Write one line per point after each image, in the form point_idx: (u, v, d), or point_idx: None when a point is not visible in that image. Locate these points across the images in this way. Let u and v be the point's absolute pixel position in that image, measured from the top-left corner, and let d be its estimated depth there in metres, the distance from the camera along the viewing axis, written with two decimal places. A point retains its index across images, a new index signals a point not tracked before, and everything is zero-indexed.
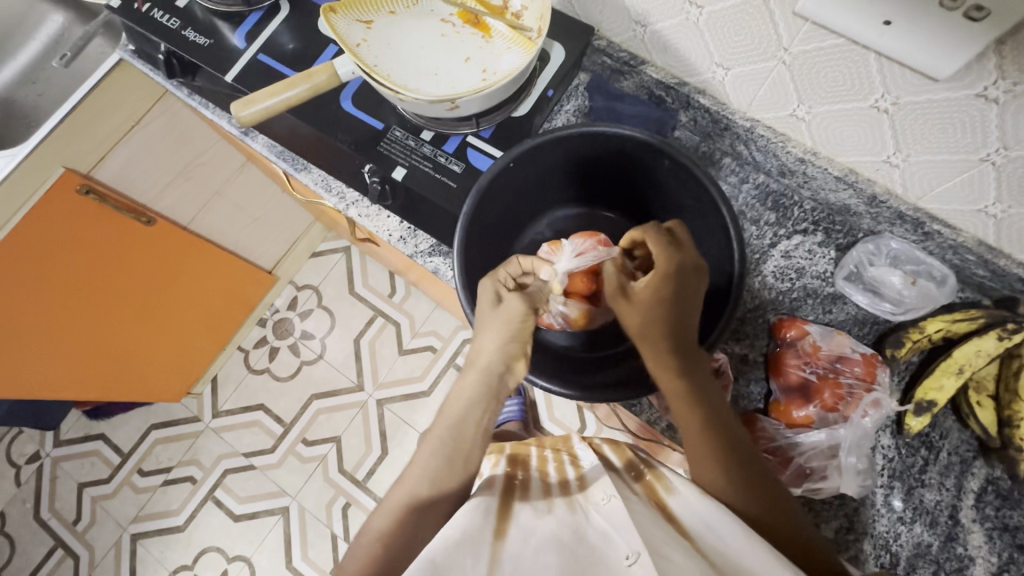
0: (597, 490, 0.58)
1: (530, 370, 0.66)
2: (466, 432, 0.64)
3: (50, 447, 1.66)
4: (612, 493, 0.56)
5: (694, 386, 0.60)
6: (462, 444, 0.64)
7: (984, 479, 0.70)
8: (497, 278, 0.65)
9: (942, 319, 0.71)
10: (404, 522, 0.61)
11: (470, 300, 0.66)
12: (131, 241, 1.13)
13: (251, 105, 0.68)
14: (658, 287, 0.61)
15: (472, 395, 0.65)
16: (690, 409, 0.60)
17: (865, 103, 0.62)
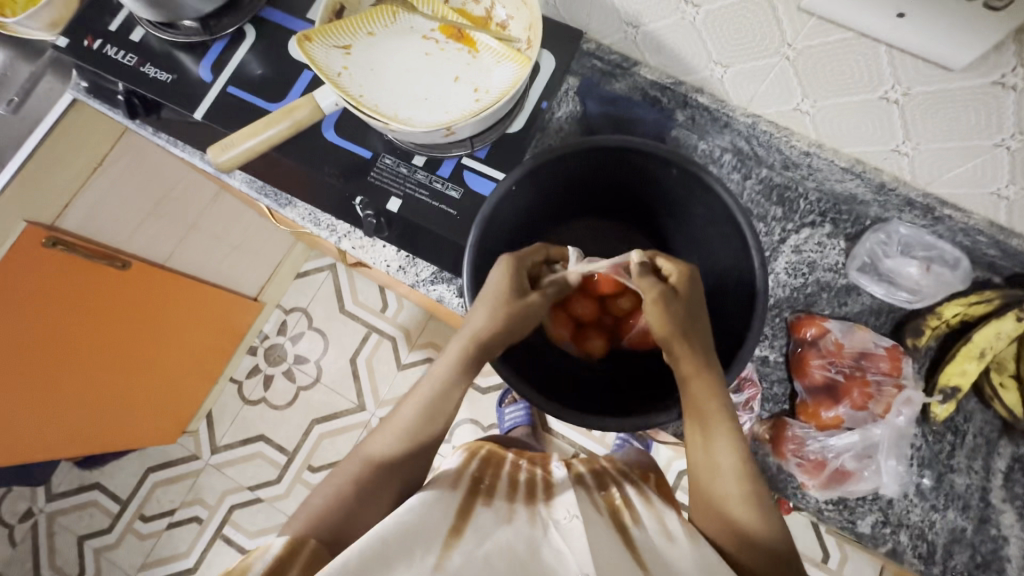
0: (561, 509, 0.60)
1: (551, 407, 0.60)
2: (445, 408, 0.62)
3: (43, 502, 1.59)
4: (574, 513, 0.58)
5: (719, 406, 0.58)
6: (450, 411, 0.62)
7: (1011, 458, 0.70)
8: (522, 260, 0.64)
9: (959, 303, 0.71)
10: (361, 485, 0.57)
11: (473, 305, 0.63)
12: (107, 287, 1.07)
13: (230, 149, 0.63)
14: (684, 318, 0.60)
15: (456, 371, 0.62)
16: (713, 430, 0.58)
17: (873, 95, 0.61)
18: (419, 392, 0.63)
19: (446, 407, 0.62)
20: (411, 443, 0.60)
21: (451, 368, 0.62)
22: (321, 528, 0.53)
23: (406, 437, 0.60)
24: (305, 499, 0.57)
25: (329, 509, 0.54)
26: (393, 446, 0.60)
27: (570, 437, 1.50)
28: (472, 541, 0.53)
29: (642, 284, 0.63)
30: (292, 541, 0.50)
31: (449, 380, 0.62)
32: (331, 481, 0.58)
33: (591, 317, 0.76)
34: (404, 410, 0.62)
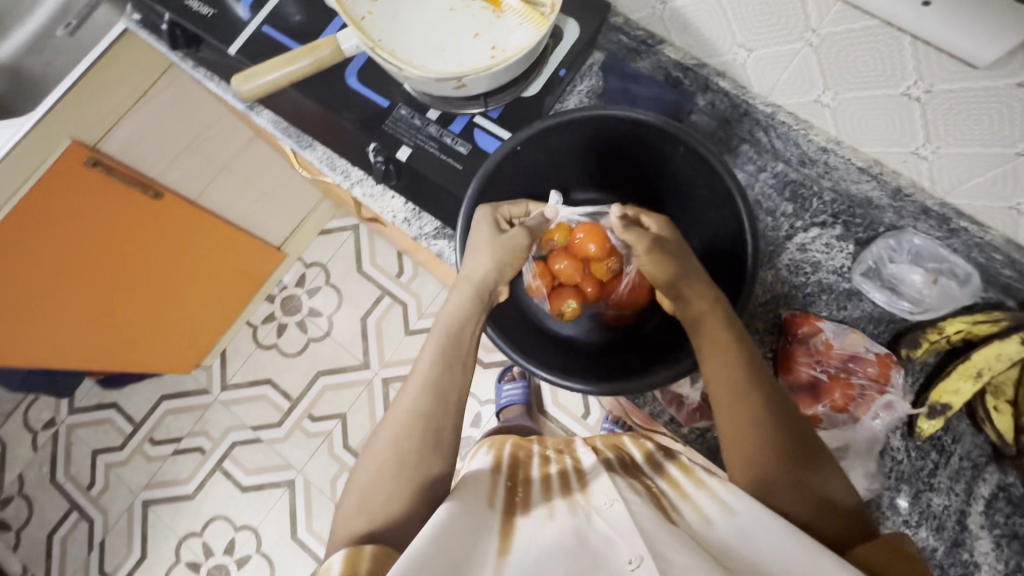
0: (600, 494, 0.57)
1: (532, 360, 0.63)
2: (454, 387, 0.61)
3: (65, 414, 1.69)
4: (614, 498, 0.55)
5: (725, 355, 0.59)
6: (466, 356, 0.63)
7: (996, 485, 0.68)
8: (497, 211, 0.67)
9: (963, 321, 0.68)
10: (391, 477, 0.57)
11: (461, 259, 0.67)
12: (139, 211, 1.11)
13: (252, 80, 0.67)
14: (683, 267, 0.63)
15: (453, 339, 0.63)
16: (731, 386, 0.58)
17: (896, 91, 0.59)
18: (434, 339, 0.64)
19: (463, 355, 0.63)
20: (431, 396, 0.61)
21: (455, 315, 0.64)
22: (372, 505, 0.56)
23: (426, 389, 0.61)
24: (350, 476, 0.60)
25: (376, 486, 0.57)
26: (412, 401, 0.60)
27: (564, 423, 1.51)
28: (523, 545, 0.52)
29: (630, 235, 0.64)
30: (350, 552, 0.50)
31: (458, 322, 0.64)
32: (369, 453, 0.60)
33: (568, 278, 0.76)
34: (422, 363, 0.62)
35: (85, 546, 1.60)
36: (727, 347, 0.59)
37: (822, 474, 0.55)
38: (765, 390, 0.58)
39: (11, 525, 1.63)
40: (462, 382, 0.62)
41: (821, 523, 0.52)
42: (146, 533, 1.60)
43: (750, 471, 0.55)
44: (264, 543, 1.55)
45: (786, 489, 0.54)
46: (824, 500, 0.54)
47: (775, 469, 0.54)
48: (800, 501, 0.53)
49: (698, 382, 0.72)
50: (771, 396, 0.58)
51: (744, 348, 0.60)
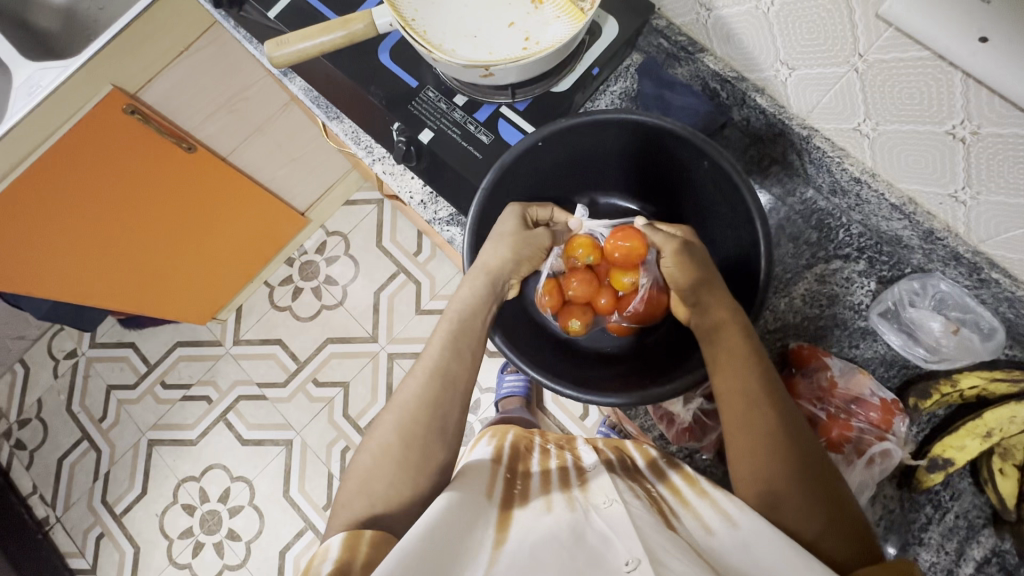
0: (600, 492, 0.58)
1: (524, 358, 0.62)
2: (461, 375, 0.62)
3: (86, 347, 1.76)
4: (614, 498, 0.56)
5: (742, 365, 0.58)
6: (476, 344, 0.63)
7: (989, 549, 0.65)
8: (525, 210, 0.68)
9: (979, 376, 0.66)
10: (390, 459, 0.58)
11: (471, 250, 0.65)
12: (170, 162, 1.14)
13: (285, 47, 0.67)
14: (704, 276, 0.62)
15: (469, 323, 0.63)
16: (745, 398, 0.57)
17: (939, 128, 0.56)
18: (445, 323, 0.64)
19: (476, 344, 0.63)
20: (438, 380, 0.61)
21: (466, 301, 0.63)
22: (374, 488, 0.57)
23: (434, 373, 0.61)
24: (354, 456, 0.60)
25: (380, 466, 0.57)
26: (419, 385, 0.61)
27: (562, 422, 1.51)
28: (516, 541, 0.52)
29: (659, 237, 0.64)
30: (349, 535, 0.51)
31: (468, 310, 0.63)
32: (375, 434, 0.60)
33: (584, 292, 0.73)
34: (431, 348, 0.63)
35: (91, 475, 1.67)
36: (744, 357, 0.58)
37: (833, 493, 0.54)
38: (779, 405, 0.57)
39: (25, 445, 1.71)
40: (469, 370, 0.63)
41: (828, 544, 0.51)
42: (148, 471, 1.66)
43: (757, 486, 0.55)
44: (257, 497, 1.59)
45: (793, 506, 0.53)
46: (833, 520, 0.53)
47: (783, 486, 0.54)
48: (809, 519, 0.52)
49: (691, 403, 0.70)
50: (785, 412, 0.57)
51: (758, 360, 0.59)
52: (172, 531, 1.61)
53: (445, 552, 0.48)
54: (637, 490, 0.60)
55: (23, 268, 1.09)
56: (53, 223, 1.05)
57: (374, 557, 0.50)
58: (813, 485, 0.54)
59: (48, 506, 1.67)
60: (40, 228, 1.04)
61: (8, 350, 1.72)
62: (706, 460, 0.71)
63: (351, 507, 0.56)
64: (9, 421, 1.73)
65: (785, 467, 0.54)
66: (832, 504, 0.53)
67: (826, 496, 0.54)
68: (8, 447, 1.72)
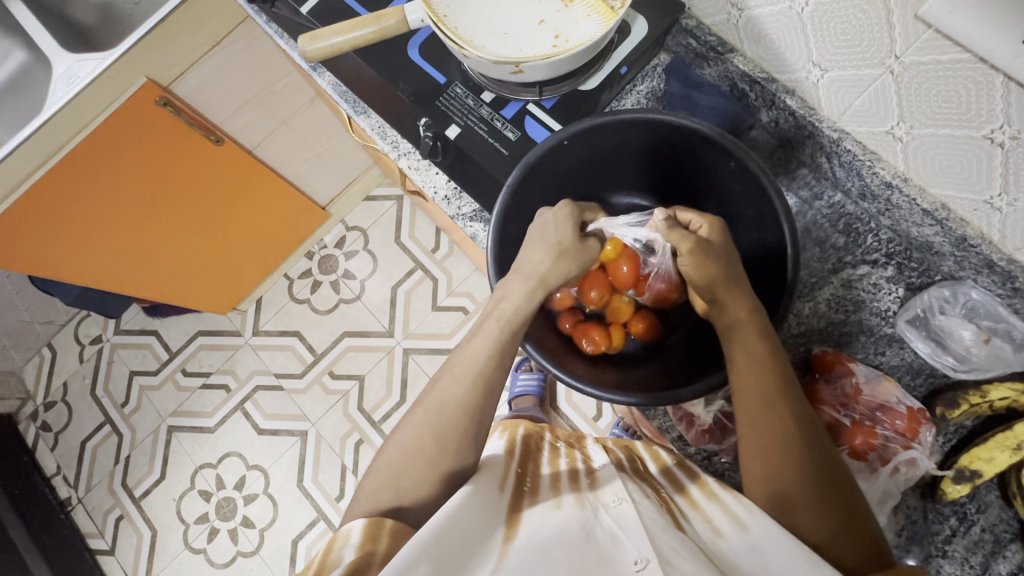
0: (609, 492, 0.58)
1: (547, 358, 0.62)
2: (493, 379, 0.62)
3: (111, 333, 1.81)
4: (623, 498, 0.56)
5: (761, 367, 0.57)
6: (509, 346, 0.63)
7: (1016, 565, 0.64)
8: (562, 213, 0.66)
9: (1011, 388, 0.64)
10: (407, 451, 0.58)
11: (496, 259, 0.65)
12: (198, 154, 1.16)
13: (319, 41, 0.68)
14: (723, 272, 0.59)
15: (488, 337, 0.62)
16: (761, 399, 0.56)
17: (977, 132, 0.56)
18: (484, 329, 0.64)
19: (510, 346, 0.63)
20: (476, 383, 0.61)
21: (504, 306, 0.63)
22: (391, 481, 0.57)
23: (473, 380, 0.61)
24: (379, 451, 0.61)
25: (400, 457, 0.58)
26: (460, 391, 0.61)
27: (575, 422, 1.50)
28: (524, 539, 0.52)
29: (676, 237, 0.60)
30: (371, 522, 0.52)
31: (507, 311, 0.63)
32: (408, 426, 0.61)
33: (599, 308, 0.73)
34: (472, 349, 0.63)
35: (113, 459, 1.72)
36: (763, 359, 0.57)
37: (844, 498, 0.55)
38: (794, 408, 0.57)
39: (50, 427, 1.76)
40: (504, 375, 0.63)
41: (837, 545, 0.52)
42: (167, 456, 1.70)
43: (768, 487, 0.55)
44: (271, 487, 1.62)
45: (805, 508, 0.53)
46: (844, 524, 0.53)
47: (796, 489, 0.54)
48: (819, 521, 0.53)
49: (713, 405, 0.70)
50: (801, 416, 0.57)
51: (777, 362, 0.58)
52: (188, 516, 1.64)
53: (458, 545, 0.48)
54: (647, 491, 0.60)
55: (52, 255, 1.12)
56: (81, 212, 1.08)
57: (394, 548, 0.51)
58: (825, 489, 0.54)
59: (71, 487, 1.71)
60: (70, 217, 1.07)
61: (37, 334, 1.77)
62: (724, 463, 0.70)
63: (370, 495, 0.57)
64: (35, 404, 1.78)
65: (798, 469, 0.54)
66: (843, 508, 0.54)
67: (837, 498, 0.54)
68: (34, 428, 1.77)
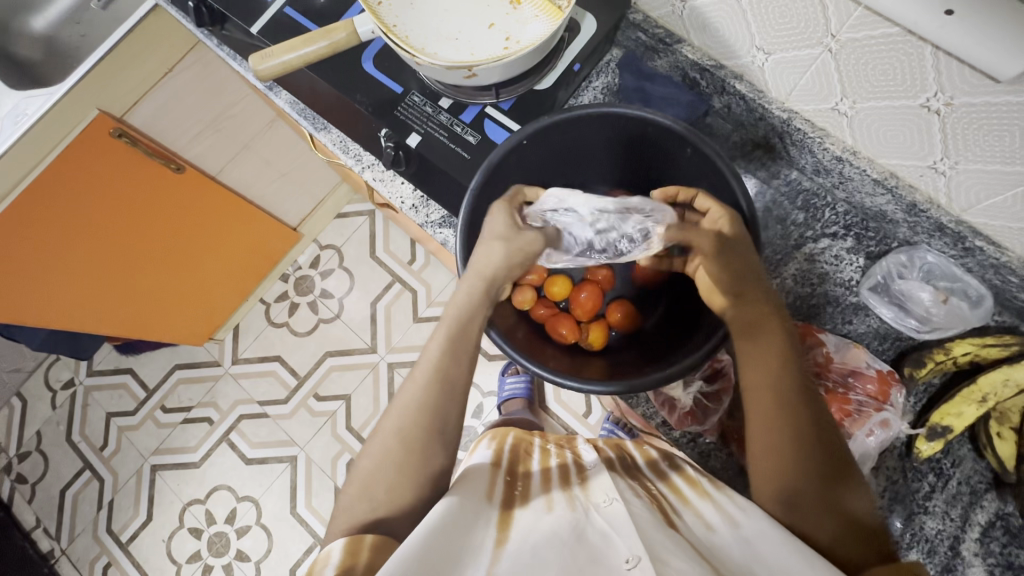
0: (599, 492, 0.59)
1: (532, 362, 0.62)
2: (457, 378, 0.61)
3: (84, 376, 1.75)
4: (613, 496, 0.57)
5: (772, 362, 0.59)
6: (473, 346, 0.63)
7: (993, 514, 0.67)
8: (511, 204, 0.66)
9: (971, 342, 0.67)
10: (388, 466, 0.58)
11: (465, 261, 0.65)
12: (159, 184, 1.14)
13: (269, 60, 0.67)
14: (742, 269, 0.61)
15: (444, 344, 0.62)
16: (772, 395, 0.58)
17: (913, 102, 0.58)
18: (441, 328, 0.63)
19: (471, 341, 0.62)
20: (439, 384, 0.60)
21: (468, 303, 0.62)
22: (375, 496, 0.57)
23: (433, 377, 0.61)
24: (353, 464, 0.60)
25: (385, 473, 0.58)
26: (421, 392, 0.60)
27: (566, 421, 1.51)
28: (516, 542, 0.53)
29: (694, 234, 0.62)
30: (350, 540, 0.52)
31: (468, 311, 0.62)
32: (376, 441, 0.60)
33: (582, 309, 0.75)
34: (429, 353, 0.62)
35: (95, 505, 1.66)
36: (775, 358, 0.59)
37: (849, 496, 0.55)
38: (808, 409, 0.58)
39: (26, 478, 1.69)
40: (466, 370, 0.62)
41: (841, 544, 0.52)
42: (152, 496, 1.65)
43: (776, 486, 0.56)
44: (264, 517, 1.58)
45: (810, 506, 0.54)
46: (848, 524, 0.53)
47: (802, 489, 0.54)
48: (823, 521, 0.53)
49: (691, 387, 0.70)
50: (813, 418, 0.57)
51: (790, 359, 0.59)
52: (180, 555, 1.60)
53: (445, 554, 0.48)
54: (636, 490, 0.60)
55: (13, 300, 1.08)
56: (41, 254, 1.05)
57: (376, 561, 0.50)
58: (833, 487, 0.55)
59: (53, 538, 1.65)
60: (25, 261, 1.04)
61: (5, 383, 1.70)
62: (708, 443, 0.71)
63: (354, 514, 0.56)
64: (8, 456, 1.72)
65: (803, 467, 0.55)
66: (847, 506, 0.54)
67: (845, 498, 0.55)
68: (9, 481, 1.70)
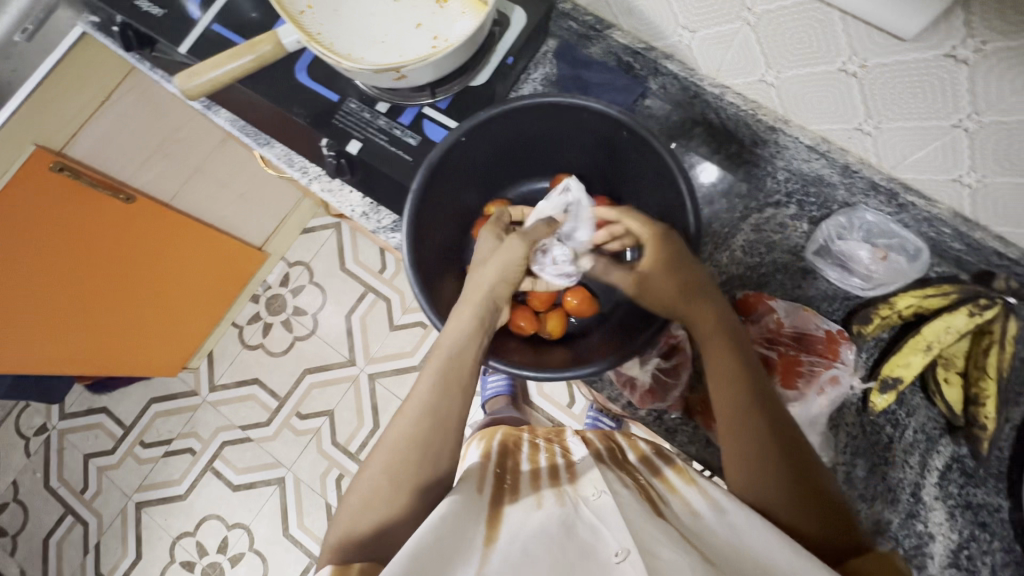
0: (588, 485, 0.59)
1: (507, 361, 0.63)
2: (451, 415, 0.60)
3: (56, 419, 1.70)
4: (602, 489, 0.57)
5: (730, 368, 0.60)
6: (466, 378, 0.62)
7: (949, 457, 0.69)
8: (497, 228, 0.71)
9: (914, 295, 0.68)
10: (384, 492, 0.57)
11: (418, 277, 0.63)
12: (110, 217, 1.11)
13: (196, 78, 0.66)
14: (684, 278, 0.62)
15: (436, 378, 0.61)
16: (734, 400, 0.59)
17: (832, 66, 0.59)
18: (433, 363, 0.62)
19: (461, 375, 0.62)
20: (430, 419, 0.60)
21: (461, 338, 0.62)
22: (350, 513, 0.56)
23: (426, 412, 0.60)
24: (342, 498, 0.60)
25: (376, 493, 0.57)
26: (410, 426, 0.60)
27: (550, 413, 1.52)
28: (507, 541, 0.52)
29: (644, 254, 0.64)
30: (337, 568, 0.50)
31: (462, 342, 0.62)
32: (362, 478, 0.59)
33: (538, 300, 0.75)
34: (420, 385, 0.62)
35: (82, 549, 1.62)
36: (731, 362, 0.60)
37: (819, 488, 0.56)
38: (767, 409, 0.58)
39: (6, 530, 1.65)
40: (459, 407, 0.61)
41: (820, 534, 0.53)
42: (140, 534, 1.62)
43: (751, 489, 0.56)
44: (256, 542, 1.56)
45: (784, 502, 0.54)
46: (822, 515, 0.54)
47: (774, 488, 0.55)
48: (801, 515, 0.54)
49: (649, 363, 0.71)
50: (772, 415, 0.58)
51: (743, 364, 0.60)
52: None
53: (443, 552, 0.48)
54: (625, 480, 0.61)
55: None
56: None
57: None
58: (802, 481, 0.55)
59: None
60: None
61: None
62: (674, 418, 0.72)
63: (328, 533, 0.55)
64: None
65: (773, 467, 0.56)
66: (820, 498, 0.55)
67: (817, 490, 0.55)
68: None
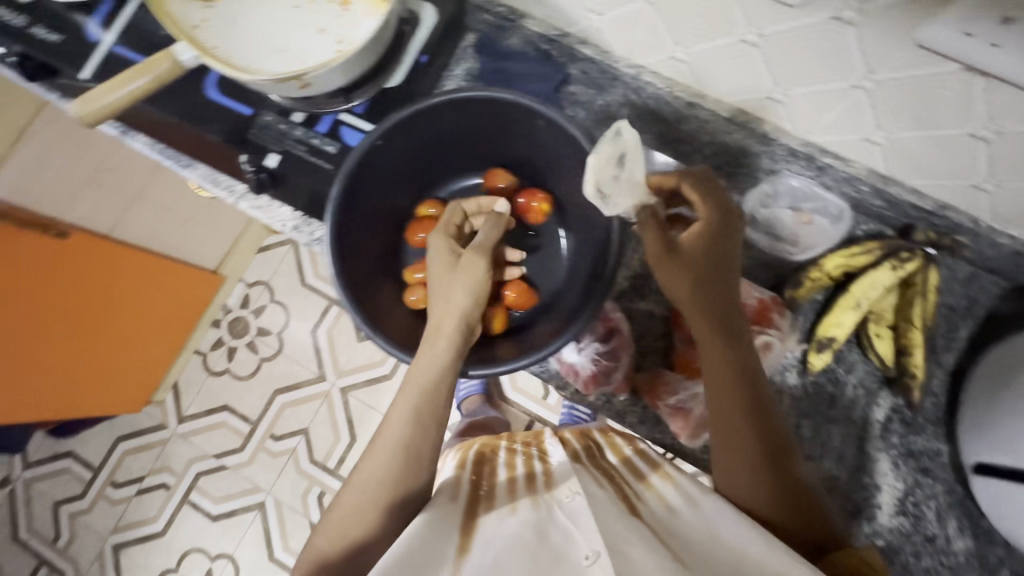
0: (563, 488, 0.57)
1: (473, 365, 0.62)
2: (423, 447, 0.58)
3: (19, 470, 1.64)
4: (576, 491, 0.55)
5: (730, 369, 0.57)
6: (438, 407, 0.60)
7: (890, 409, 0.71)
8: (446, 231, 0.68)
9: (841, 256, 0.68)
10: (349, 527, 0.55)
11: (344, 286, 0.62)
12: (47, 256, 1.08)
13: (93, 104, 0.61)
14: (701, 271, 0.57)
15: (408, 408, 0.59)
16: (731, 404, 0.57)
17: (732, 37, 0.60)
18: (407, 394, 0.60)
19: (434, 406, 0.59)
20: (405, 453, 0.58)
21: (433, 365, 0.60)
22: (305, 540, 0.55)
23: (399, 447, 0.58)
24: (309, 542, 0.57)
25: (343, 527, 0.55)
26: (383, 463, 0.57)
27: (527, 407, 1.52)
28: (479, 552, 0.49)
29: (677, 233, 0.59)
30: None
31: (438, 369, 0.59)
32: (333, 514, 0.57)
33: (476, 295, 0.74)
34: (393, 420, 0.59)
35: None
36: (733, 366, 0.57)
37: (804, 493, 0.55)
38: (760, 415, 0.56)
39: None
40: (434, 442, 0.59)
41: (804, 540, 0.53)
42: None
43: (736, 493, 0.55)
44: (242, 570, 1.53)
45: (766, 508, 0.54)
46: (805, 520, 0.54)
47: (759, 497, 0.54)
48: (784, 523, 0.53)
49: (586, 348, 0.71)
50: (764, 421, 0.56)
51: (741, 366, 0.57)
52: None
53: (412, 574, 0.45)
54: (602, 480, 0.60)
55: None
56: None
57: None
58: (789, 489, 0.55)
59: None
60: None
61: None
62: (623, 401, 0.73)
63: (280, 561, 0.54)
64: None
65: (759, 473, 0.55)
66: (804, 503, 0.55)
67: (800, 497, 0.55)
68: None
